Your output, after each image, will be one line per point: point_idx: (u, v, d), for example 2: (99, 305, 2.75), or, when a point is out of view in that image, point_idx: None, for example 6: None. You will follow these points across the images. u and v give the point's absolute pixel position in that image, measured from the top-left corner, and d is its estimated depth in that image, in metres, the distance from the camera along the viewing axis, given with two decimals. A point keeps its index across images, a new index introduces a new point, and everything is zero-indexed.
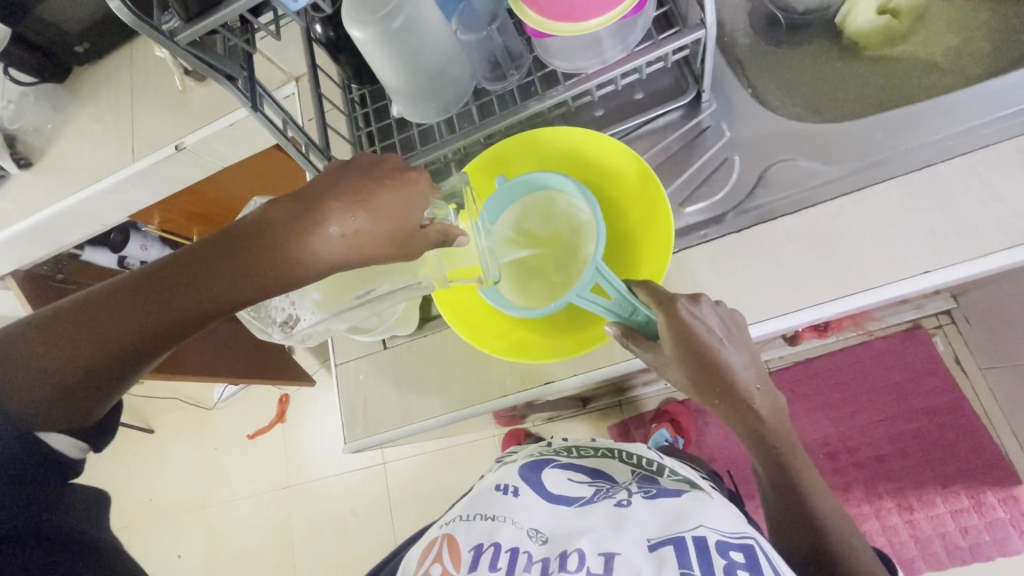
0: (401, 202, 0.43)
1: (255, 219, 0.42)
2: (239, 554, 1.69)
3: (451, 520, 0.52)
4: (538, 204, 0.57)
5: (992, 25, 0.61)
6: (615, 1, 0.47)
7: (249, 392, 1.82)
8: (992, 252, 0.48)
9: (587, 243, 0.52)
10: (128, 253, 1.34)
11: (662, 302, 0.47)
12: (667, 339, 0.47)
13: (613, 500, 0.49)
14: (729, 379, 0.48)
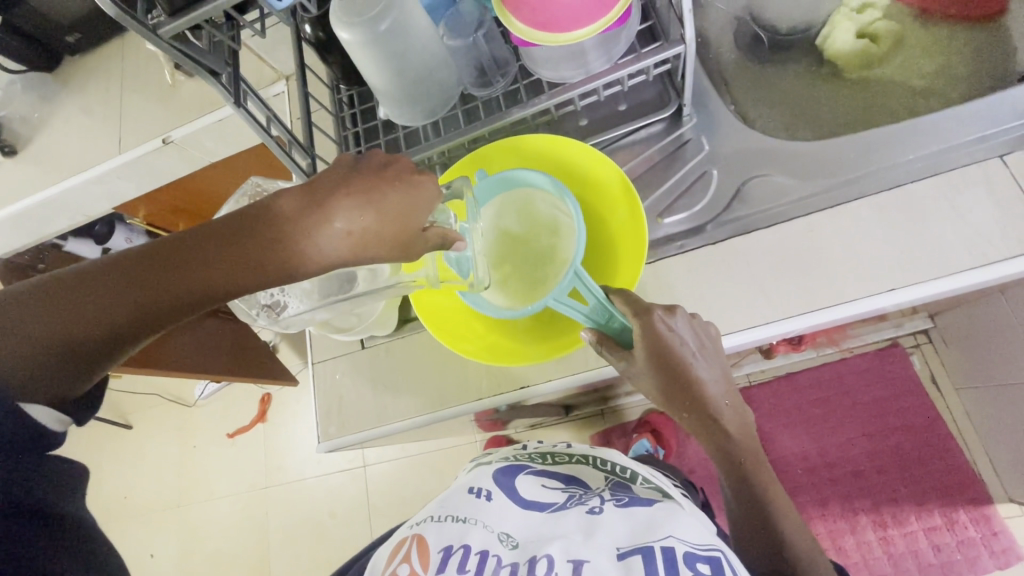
0: (409, 203, 0.43)
1: (264, 207, 0.42)
2: (215, 555, 1.67)
3: (422, 521, 0.51)
4: (519, 202, 0.56)
5: (965, 52, 0.63)
6: (596, 14, 0.48)
7: (231, 390, 1.80)
8: (957, 273, 0.49)
9: (567, 245, 0.52)
10: (113, 245, 1.33)
11: (638, 312, 0.47)
12: (639, 350, 0.48)
13: (585, 507, 0.49)
14: (699, 392, 0.49)
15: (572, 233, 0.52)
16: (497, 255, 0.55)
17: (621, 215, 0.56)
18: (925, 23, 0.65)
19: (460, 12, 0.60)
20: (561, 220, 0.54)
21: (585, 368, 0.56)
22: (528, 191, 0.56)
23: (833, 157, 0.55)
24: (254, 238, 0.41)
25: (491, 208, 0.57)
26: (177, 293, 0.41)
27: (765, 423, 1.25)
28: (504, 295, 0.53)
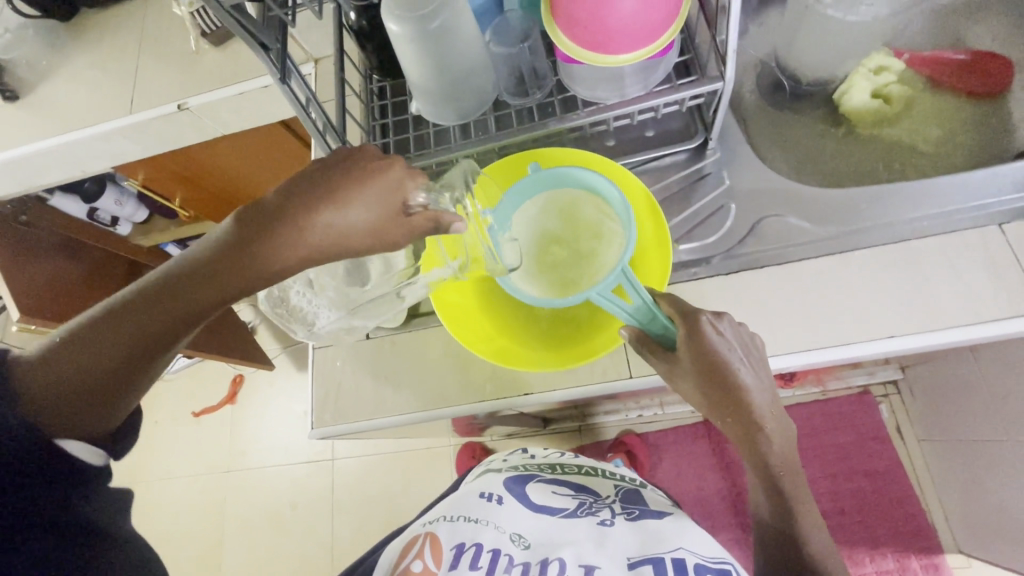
0: (381, 197, 0.44)
1: (240, 219, 0.43)
2: (164, 538, 1.60)
3: (435, 521, 0.55)
4: (562, 201, 0.57)
5: (968, 124, 0.67)
6: (647, 40, 0.50)
7: (201, 367, 1.75)
8: (950, 328, 0.52)
9: (611, 247, 0.53)
10: (101, 204, 1.29)
11: (688, 317, 0.48)
12: (685, 353, 0.48)
13: (597, 519, 0.54)
14: (742, 398, 0.49)
15: (618, 237, 0.53)
16: (536, 251, 0.56)
17: (645, 232, 0.57)
18: (933, 92, 0.69)
19: (506, 21, 0.62)
20: (605, 224, 0.55)
21: (594, 381, 0.57)
22: (572, 191, 0.57)
23: (846, 205, 0.57)
24: (239, 254, 0.42)
25: (533, 204, 0.58)
26: (181, 313, 0.43)
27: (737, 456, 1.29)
28: (541, 291, 0.54)
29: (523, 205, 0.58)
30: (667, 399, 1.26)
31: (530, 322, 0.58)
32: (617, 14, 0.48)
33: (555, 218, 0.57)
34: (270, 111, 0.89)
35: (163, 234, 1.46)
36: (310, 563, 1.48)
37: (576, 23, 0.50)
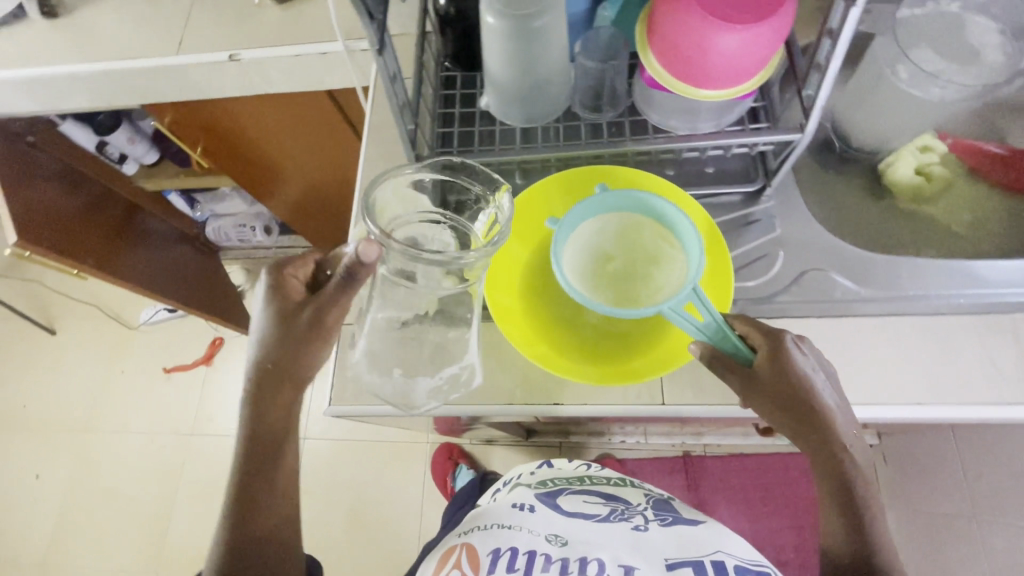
0: (276, 291, 0.54)
1: (265, 370, 0.54)
2: (111, 494, 1.53)
3: (474, 530, 0.62)
4: (620, 228, 0.58)
5: (999, 214, 0.71)
6: (730, 83, 0.51)
7: (181, 324, 1.69)
8: (973, 403, 0.54)
9: (670, 275, 0.54)
10: (112, 138, 1.24)
11: (771, 339, 0.48)
12: (765, 363, 0.48)
13: (630, 523, 0.60)
14: (822, 416, 0.48)
15: (679, 265, 0.54)
16: (595, 271, 0.56)
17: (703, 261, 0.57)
18: (969, 178, 0.73)
19: (597, 37, 0.60)
20: (665, 251, 0.56)
21: (630, 403, 0.57)
22: (631, 218, 0.58)
23: (887, 272, 0.59)
24: (291, 370, 0.54)
25: (592, 226, 0.58)
26: (279, 419, 0.55)
27: (710, 495, 1.31)
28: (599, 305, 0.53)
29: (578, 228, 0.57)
30: (652, 429, 1.28)
31: (582, 334, 0.57)
32: (716, 50, 0.48)
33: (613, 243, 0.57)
34: (321, 79, 0.87)
35: (168, 183, 1.39)
36: None
37: (673, 50, 0.50)
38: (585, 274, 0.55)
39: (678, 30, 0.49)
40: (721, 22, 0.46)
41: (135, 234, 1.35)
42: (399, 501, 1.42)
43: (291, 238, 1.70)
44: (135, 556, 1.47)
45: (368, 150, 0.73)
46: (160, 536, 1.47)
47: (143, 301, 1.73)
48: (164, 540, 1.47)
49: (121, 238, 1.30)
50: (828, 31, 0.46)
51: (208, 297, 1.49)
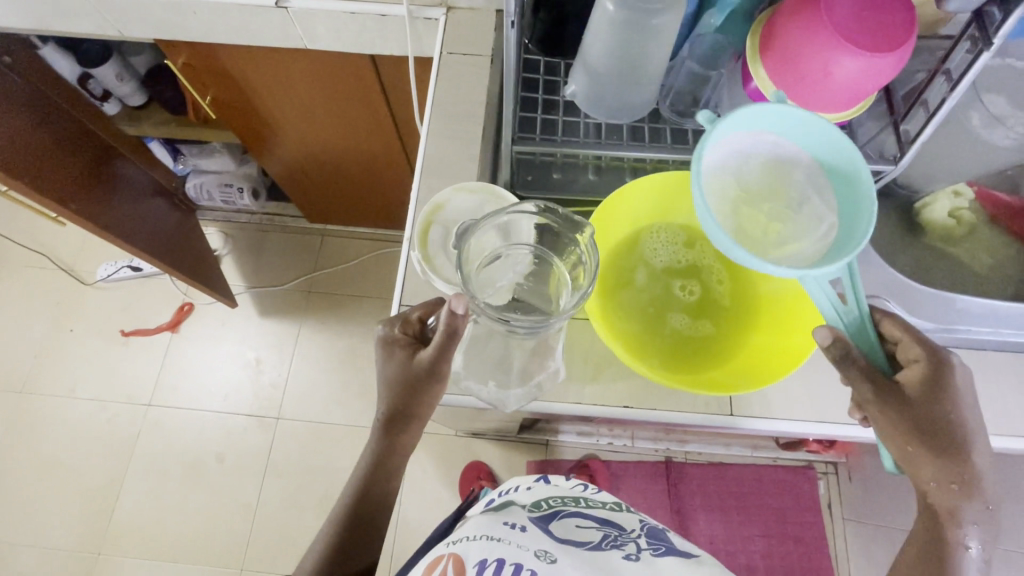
0: (389, 352, 0.55)
1: (389, 414, 0.57)
2: (50, 463, 1.39)
3: (459, 540, 0.51)
4: (772, 153, 0.52)
5: (1016, 260, 0.77)
6: (831, 108, 0.52)
7: (144, 284, 1.55)
8: (1009, 434, 0.58)
9: (809, 230, 0.50)
10: (98, 72, 1.11)
11: (934, 352, 0.48)
12: (918, 380, 0.48)
13: (621, 552, 0.50)
14: (964, 454, 0.47)
15: (823, 218, 0.50)
16: (733, 200, 0.51)
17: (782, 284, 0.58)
18: (995, 224, 0.78)
19: (704, 41, 0.60)
20: (811, 197, 0.51)
21: (689, 410, 0.59)
22: (790, 145, 0.52)
23: (933, 306, 0.64)
24: (411, 414, 0.57)
25: (751, 135, 0.51)
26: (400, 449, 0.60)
27: (688, 502, 1.35)
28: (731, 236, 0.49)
29: (740, 129, 0.50)
30: (641, 434, 1.30)
31: (662, 344, 0.58)
32: (838, 75, 0.49)
33: (759, 171, 0.52)
34: (369, 42, 0.82)
35: (152, 129, 1.25)
36: (223, 524, 1.34)
37: (790, 68, 0.51)
38: (723, 197, 0.51)
39: (803, 49, 0.49)
40: (849, 46, 0.47)
41: (111, 181, 1.22)
42: None
43: (280, 205, 1.59)
44: (73, 533, 1.33)
45: (432, 126, 0.70)
46: (104, 513, 1.35)
47: (100, 255, 1.57)
48: (109, 518, 1.35)
49: (95, 183, 1.17)
50: (946, 70, 0.51)
51: (186, 257, 1.36)
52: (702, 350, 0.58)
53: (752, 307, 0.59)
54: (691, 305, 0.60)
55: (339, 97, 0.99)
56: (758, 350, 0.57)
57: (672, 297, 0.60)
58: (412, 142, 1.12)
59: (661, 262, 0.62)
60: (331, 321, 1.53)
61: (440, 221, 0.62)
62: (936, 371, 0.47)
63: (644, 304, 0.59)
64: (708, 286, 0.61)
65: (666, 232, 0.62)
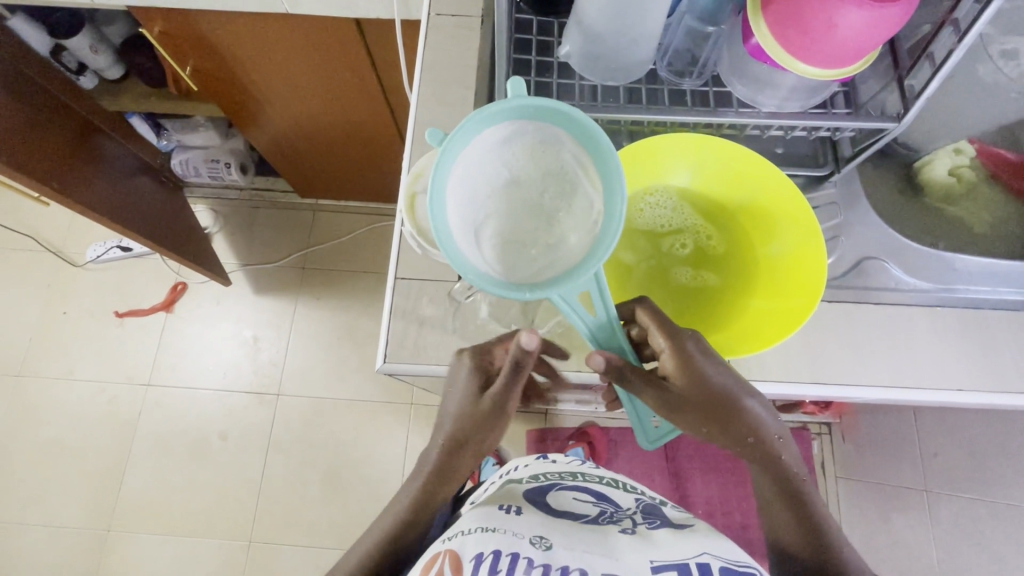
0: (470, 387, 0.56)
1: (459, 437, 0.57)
2: (55, 443, 1.40)
3: (454, 536, 0.50)
4: (535, 139, 0.44)
5: (1015, 217, 0.76)
6: (835, 63, 0.50)
7: (135, 264, 1.53)
8: (1006, 391, 0.59)
9: (582, 220, 0.43)
10: (70, 44, 1.06)
11: (676, 336, 0.49)
12: (680, 378, 0.50)
13: (618, 526, 0.52)
14: (750, 425, 0.52)
15: (594, 202, 0.43)
16: (500, 205, 0.44)
17: (780, 246, 0.58)
18: (994, 182, 0.77)
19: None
20: (580, 183, 0.44)
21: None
22: (546, 124, 0.44)
23: (935, 265, 0.65)
24: (480, 436, 0.57)
25: (499, 132, 0.44)
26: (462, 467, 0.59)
27: (685, 464, 1.38)
28: (491, 248, 0.43)
29: (476, 136, 0.43)
30: None
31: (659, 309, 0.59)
32: (843, 27, 0.47)
33: (521, 167, 0.44)
34: (353, 4, 0.79)
35: (133, 104, 1.20)
36: (230, 499, 1.36)
37: (792, 22, 0.49)
38: (485, 205, 0.44)
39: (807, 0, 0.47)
40: None
41: (92, 157, 1.18)
42: (378, 461, 1.39)
43: (268, 179, 1.56)
44: (82, 511, 1.35)
45: (422, 92, 0.68)
46: (111, 492, 1.37)
47: (88, 237, 1.54)
48: (116, 496, 1.36)
49: (75, 159, 1.13)
50: (954, 20, 0.49)
51: (178, 238, 1.34)
52: (699, 311, 0.59)
53: (744, 264, 0.60)
54: (686, 267, 0.60)
55: (325, 64, 0.95)
56: (757, 307, 0.57)
57: (664, 260, 0.61)
58: (402, 112, 1.10)
59: (647, 224, 0.61)
60: (327, 297, 1.52)
61: (423, 191, 0.59)
62: (687, 353, 0.49)
63: (637, 273, 0.60)
64: (697, 244, 0.61)
65: (657, 193, 0.61)
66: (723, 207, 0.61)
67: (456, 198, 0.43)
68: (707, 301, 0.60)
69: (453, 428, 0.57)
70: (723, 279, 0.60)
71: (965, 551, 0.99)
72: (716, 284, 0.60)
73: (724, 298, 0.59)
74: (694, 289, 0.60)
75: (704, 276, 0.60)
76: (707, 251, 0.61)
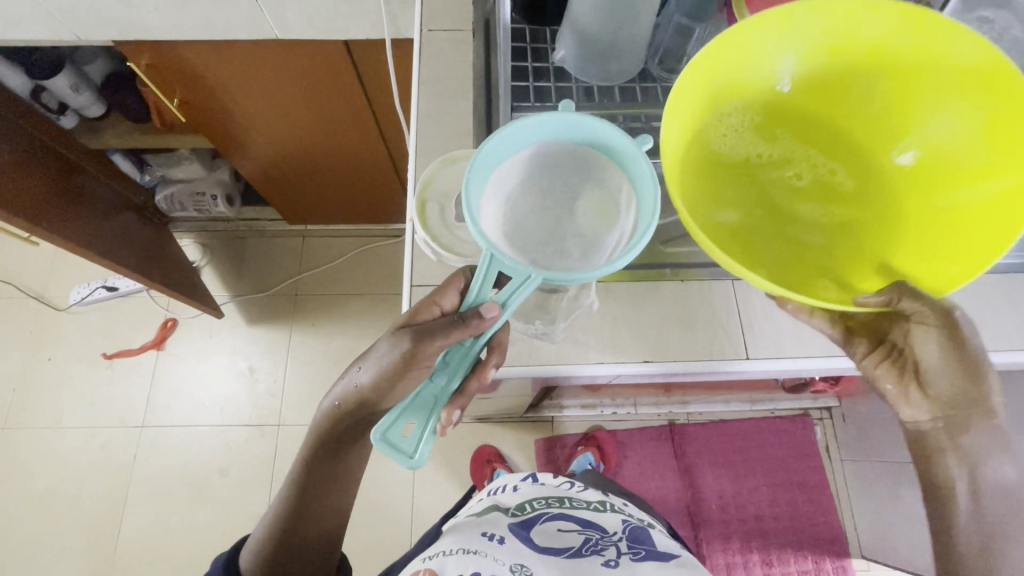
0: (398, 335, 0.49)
1: (360, 386, 0.52)
2: (46, 495, 1.34)
3: (436, 553, 0.51)
4: (602, 187, 0.45)
5: None
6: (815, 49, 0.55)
7: (123, 303, 1.50)
8: (1010, 350, 0.61)
9: (605, 244, 0.43)
10: (50, 84, 1.06)
11: (948, 315, 0.45)
12: (931, 349, 0.46)
13: (601, 559, 0.52)
14: (996, 435, 0.46)
15: (619, 235, 0.43)
16: (535, 203, 0.45)
17: (926, 130, 0.54)
18: None
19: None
20: (609, 239, 0.43)
21: (716, 358, 0.59)
22: (582, 148, 0.46)
23: None
24: (384, 395, 0.52)
25: (580, 157, 0.46)
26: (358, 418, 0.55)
27: (694, 459, 1.38)
28: (499, 220, 0.43)
29: (544, 142, 0.45)
30: (643, 400, 1.31)
31: (825, 244, 0.56)
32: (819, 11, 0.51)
33: (551, 183, 0.46)
34: (342, 26, 0.80)
35: (116, 141, 1.19)
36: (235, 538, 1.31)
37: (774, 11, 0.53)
38: (522, 193, 0.45)
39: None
40: None
41: (74, 196, 1.16)
42: (386, 483, 1.35)
43: (257, 210, 1.54)
44: (77, 565, 1.29)
45: (422, 105, 0.69)
46: (108, 541, 1.31)
47: (71, 279, 1.51)
48: (114, 545, 1.31)
49: (61, 197, 1.12)
50: None
51: (167, 270, 1.32)
52: (839, 242, 0.56)
53: (862, 179, 0.58)
54: (800, 196, 0.58)
55: (315, 87, 0.96)
56: (902, 212, 0.55)
57: (776, 200, 0.58)
58: (393, 133, 1.12)
59: (743, 161, 0.58)
60: (321, 322, 1.50)
61: (434, 198, 0.61)
62: (943, 305, 0.45)
63: (755, 219, 0.57)
64: (802, 171, 0.59)
65: (742, 123, 0.58)
66: (820, 126, 0.59)
67: (503, 170, 0.45)
68: (840, 227, 0.56)
69: (368, 376, 0.51)
70: (846, 200, 0.57)
71: None
72: (841, 207, 0.57)
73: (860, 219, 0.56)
74: (820, 218, 0.57)
75: (824, 200, 0.57)
76: (814, 174, 0.58)
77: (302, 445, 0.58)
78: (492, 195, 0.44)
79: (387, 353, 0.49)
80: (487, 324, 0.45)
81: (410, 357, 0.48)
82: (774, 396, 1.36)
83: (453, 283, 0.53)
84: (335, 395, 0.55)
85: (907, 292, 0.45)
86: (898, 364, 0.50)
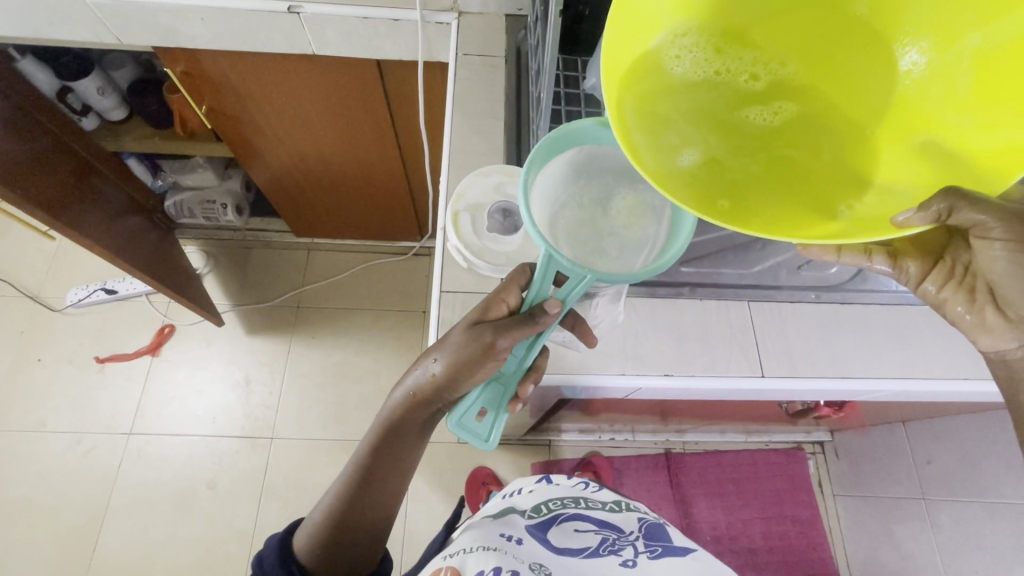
0: (474, 334, 0.53)
1: (435, 379, 0.56)
2: (20, 503, 1.28)
3: (455, 552, 0.51)
4: (640, 185, 0.48)
5: None
6: None
7: (120, 307, 1.48)
8: None
9: (639, 246, 0.46)
10: (77, 85, 1.07)
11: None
12: (998, 267, 0.43)
13: (619, 559, 0.52)
14: None
15: (655, 235, 0.46)
16: (578, 201, 0.48)
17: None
18: None
19: None
20: (649, 236, 0.46)
21: (731, 374, 0.62)
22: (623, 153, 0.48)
23: None
24: (455, 383, 0.56)
25: (618, 159, 0.48)
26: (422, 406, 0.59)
27: (690, 489, 1.38)
28: (546, 217, 0.46)
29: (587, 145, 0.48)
30: (641, 427, 1.32)
31: (812, 177, 0.36)
32: None
33: (592, 183, 0.48)
34: (376, 46, 0.84)
35: (135, 145, 1.21)
36: (218, 553, 1.26)
37: None
38: (565, 192, 0.48)
39: None
40: None
41: (87, 195, 1.16)
42: None
43: (264, 221, 1.56)
44: None
45: (456, 123, 0.73)
46: (82, 554, 1.25)
47: (70, 280, 1.50)
48: (89, 558, 1.25)
49: (76, 196, 1.13)
50: None
51: (173, 275, 1.32)
52: (841, 166, 0.37)
53: (850, 72, 0.38)
54: (761, 113, 0.38)
55: (341, 103, 0.99)
56: (917, 93, 0.36)
57: (732, 124, 0.38)
58: (413, 153, 1.15)
59: (686, 79, 0.38)
60: (322, 335, 1.50)
61: (467, 209, 0.63)
62: (1008, 211, 0.38)
63: (720, 158, 0.37)
64: (762, 77, 0.38)
65: (689, 32, 0.38)
66: (784, 6, 0.38)
67: (549, 172, 0.48)
68: (839, 145, 0.37)
69: (444, 369, 0.55)
70: (824, 109, 0.38)
71: (969, 554, 1.03)
72: (830, 117, 0.38)
73: (852, 130, 0.37)
74: (790, 140, 0.38)
75: (797, 111, 0.38)
76: (782, 81, 0.38)
77: (367, 436, 0.61)
78: (541, 195, 0.47)
79: (463, 346, 0.53)
80: (550, 319, 0.51)
81: (488, 348, 0.52)
82: (771, 433, 1.36)
83: (515, 279, 0.54)
84: (409, 384, 0.59)
85: (959, 198, 0.33)
86: (967, 285, 0.49)
